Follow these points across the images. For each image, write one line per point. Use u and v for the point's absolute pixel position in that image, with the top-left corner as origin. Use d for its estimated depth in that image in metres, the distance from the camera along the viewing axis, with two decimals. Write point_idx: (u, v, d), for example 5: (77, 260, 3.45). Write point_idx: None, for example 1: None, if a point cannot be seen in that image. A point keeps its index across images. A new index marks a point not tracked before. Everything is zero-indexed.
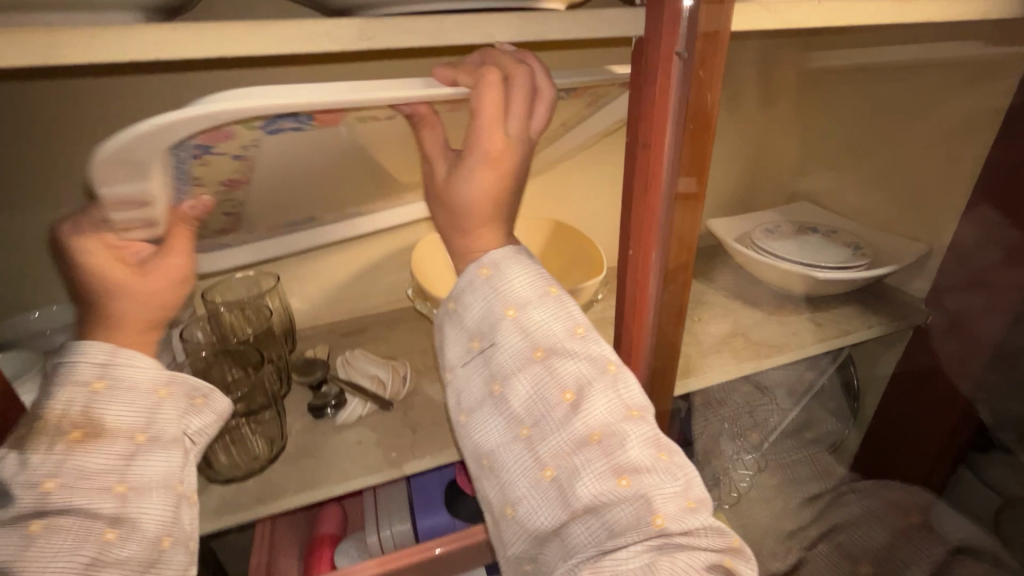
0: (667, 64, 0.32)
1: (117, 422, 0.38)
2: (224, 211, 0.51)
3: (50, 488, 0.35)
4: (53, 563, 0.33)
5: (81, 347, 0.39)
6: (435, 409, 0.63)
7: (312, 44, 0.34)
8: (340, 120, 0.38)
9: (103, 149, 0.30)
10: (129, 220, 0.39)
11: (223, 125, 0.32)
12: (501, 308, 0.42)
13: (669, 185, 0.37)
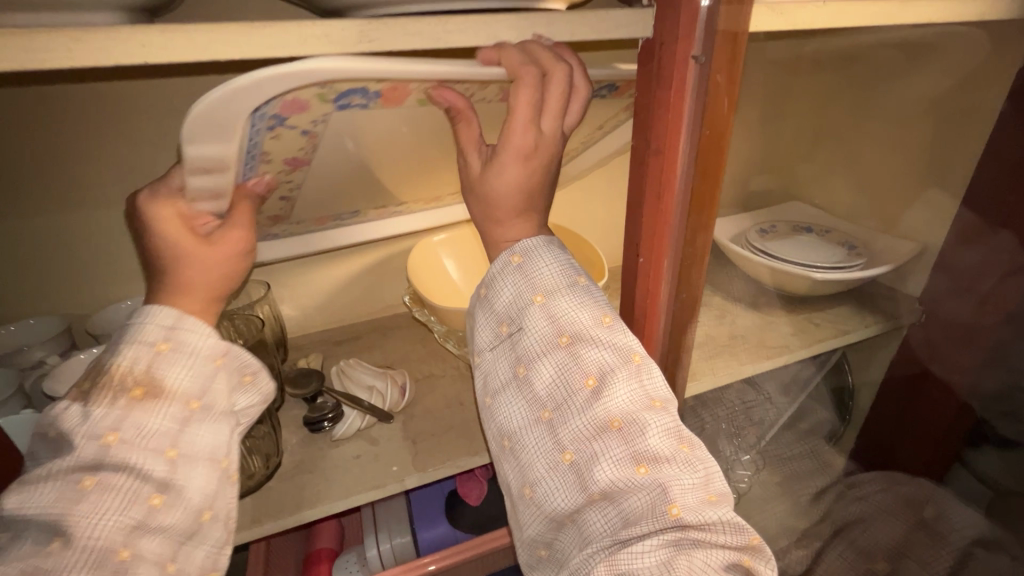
0: (683, 68, 0.32)
1: (174, 386, 0.39)
2: (283, 196, 0.50)
3: (111, 440, 0.36)
4: (102, 520, 0.35)
5: (152, 309, 0.41)
6: (435, 419, 0.61)
7: (310, 45, 0.33)
8: (405, 99, 0.38)
9: (195, 106, 0.29)
10: (202, 189, 0.39)
11: (301, 89, 0.31)
12: (531, 293, 0.43)
13: (683, 191, 0.36)
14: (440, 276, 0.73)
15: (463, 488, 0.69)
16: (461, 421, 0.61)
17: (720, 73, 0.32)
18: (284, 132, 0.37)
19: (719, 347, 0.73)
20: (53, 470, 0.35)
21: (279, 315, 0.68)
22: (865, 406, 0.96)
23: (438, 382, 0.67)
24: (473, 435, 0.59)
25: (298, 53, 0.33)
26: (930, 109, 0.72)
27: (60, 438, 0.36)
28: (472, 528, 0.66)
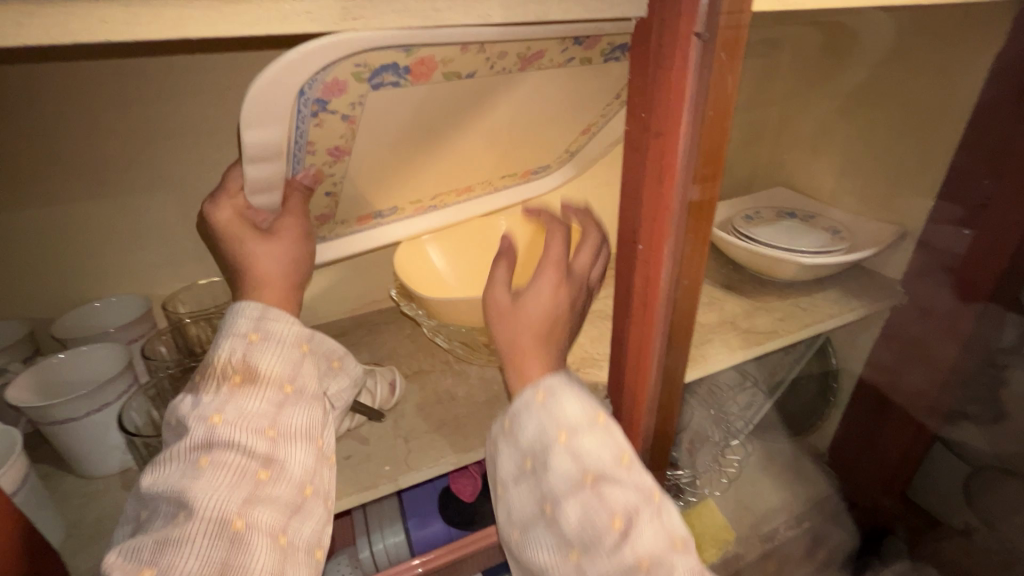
0: (684, 46, 0.30)
1: (269, 371, 0.43)
2: (329, 192, 0.52)
3: (217, 421, 0.40)
4: (216, 491, 0.37)
5: (240, 304, 0.45)
6: (428, 416, 0.60)
7: (292, 22, 0.31)
8: (432, 76, 0.41)
9: (252, 86, 0.35)
10: (257, 184, 0.44)
11: (340, 64, 0.36)
12: (554, 431, 0.43)
13: (685, 176, 0.35)
14: (428, 269, 0.71)
15: (457, 484, 0.68)
16: (454, 416, 0.60)
17: (726, 51, 0.31)
18: (326, 118, 0.41)
19: (710, 333, 0.73)
20: (176, 451, 0.39)
21: None
22: (849, 387, 0.97)
23: (429, 377, 0.66)
24: (467, 431, 0.58)
25: (280, 30, 0.31)
26: (907, 93, 0.73)
27: (181, 426, 0.41)
28: (466, 524, 0.65)
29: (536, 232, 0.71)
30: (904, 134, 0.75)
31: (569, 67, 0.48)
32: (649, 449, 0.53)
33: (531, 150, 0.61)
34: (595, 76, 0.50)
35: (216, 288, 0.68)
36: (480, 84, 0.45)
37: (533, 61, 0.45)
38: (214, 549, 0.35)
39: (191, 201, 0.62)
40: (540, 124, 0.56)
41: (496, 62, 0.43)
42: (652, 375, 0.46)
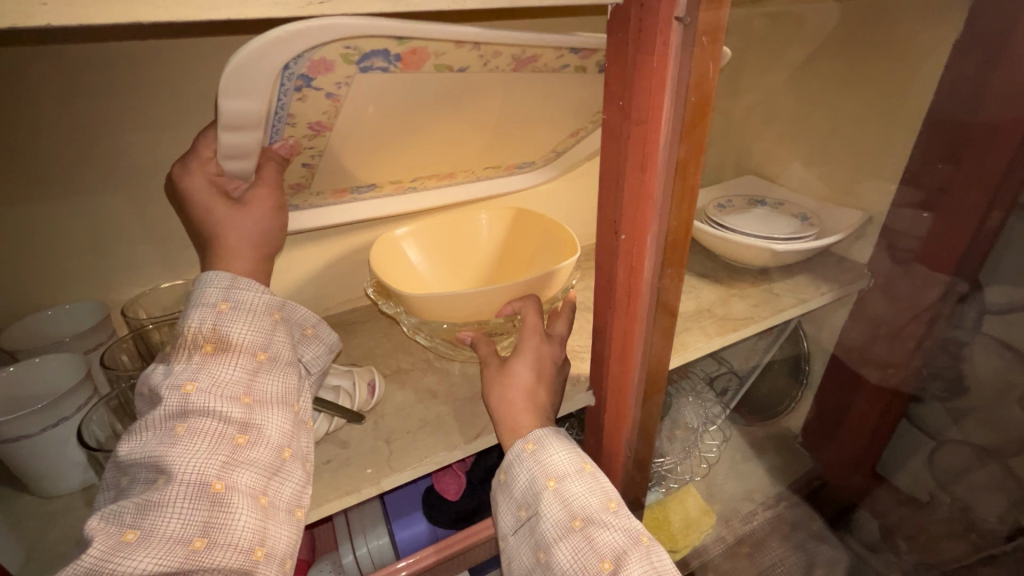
0: (665, 30, 0.30)
1: (241, 340, 0.42)
2: (307, 163, 0.53)
3: (190, 390, 0.39)
4: (194, 457, 0.37)
5: (208, 274, 0.44)
6: (409, 416, 0.59)
7: (252, 5, 0.29)
8: (422, 66, 0.42)
9: (232, 59, 0.33)
10: (231, 151, 0.43)
11: (329, 46, 0.36)
12: (543, 478, 0.48)
13: (667, 163, 0.34)
14: (404, 266, 0.70)
15: (441, 483, 0.67)
16: (436, 415, 0.59)
17: (708, 36, 0.30)
18: (310, 94, 0.41)
19: (688, 322, 0.74)
20: (150, 421, 0.39)
21: None
22: (820, 368, 1.00)
23: (408, 376, 0.64)
24: (450, 429, 0.57)
25: (240, 15, 0.29)
26: (871, 80, 0.75)
27: (154, 396, 0.40)
28: (452, 524, 0.64)
29: (521, 218, 0.73)
30: (868, 121, 0.77)
31: (565, 73, 0.51)
32: (634, 440, 0.53)
33: (513, 140, 0.63)
34: (571, 79, 0.53)
35: (179, 291, 0.65)
36: (471, 79, 0.46)
37: (526, 63, 0.47)
38: (196, 510, 0.36)
39: (148, 200, 0.59)
40: (524, 118, 0.58)
41: (489, 61, 0.44)
42: (635, 365, 0.46)
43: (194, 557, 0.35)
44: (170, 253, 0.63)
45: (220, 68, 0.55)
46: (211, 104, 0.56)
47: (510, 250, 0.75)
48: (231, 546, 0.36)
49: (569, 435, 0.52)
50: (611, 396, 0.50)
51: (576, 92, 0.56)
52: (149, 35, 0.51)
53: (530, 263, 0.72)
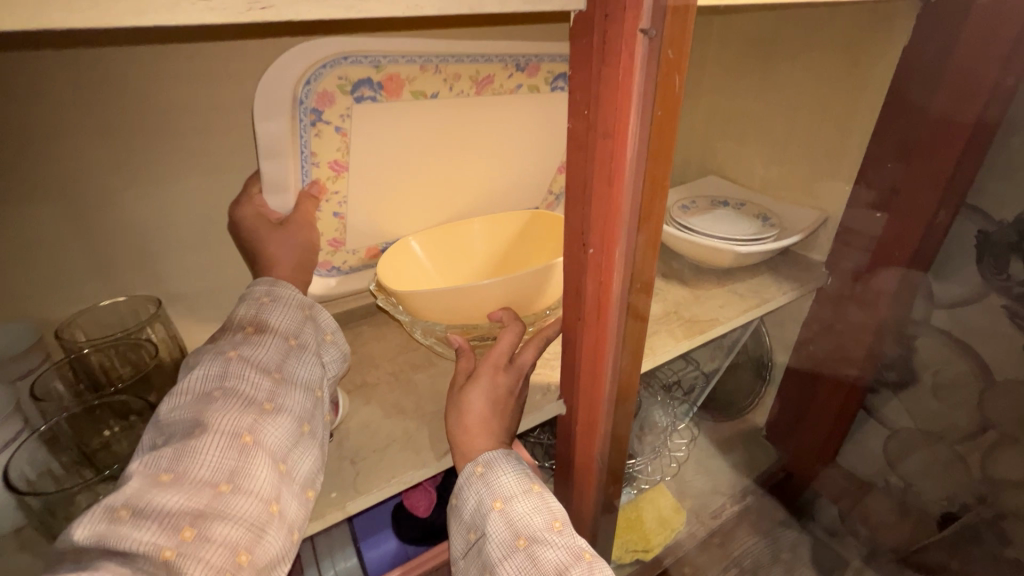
0: (631, 43, 0.29)
1: (277, 327, 0.48)
2: (338, 215, 0.63)
3: (232, 357, 0.44)
4: (228, 411, 0.40)
5: (255, 280, 0.52)
6: (374, 433, 0.56)
7: (188, 11, 0.26)
8: (402, 94, 0.57)
9: (262, 79, 0.50)
10: (272, 183, 0.56)
11: (327, 75, 0.53)
12: (490, 500, 0.48)
13: (635, 177, 0.33)
14: (413, 264, 0.71)
15: (411, 499, 0.65)
16: (404, 431, 0.57)
17: (674, 50, 0.30)
18: (323, 129, 0.55)
19: (656, 325, 0.74)
20: (192, 382, 0.42)
21: (176, 335, 0.59)
22: (782, 363, 1.01)
23: (374, 391, 0.62)
24: (419, 445, 0.55)
25: (171, 20, 0.26)
26: (822, 84, 0.77)
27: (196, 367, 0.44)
28: (422, 540, 0.63)
29: (535, 216, 0.75)
30: (820, 126, 0.79)
31: (522, 93, 0.65)
32: (605, 449, 0.53)
33: (502, 168, 0.71)
34: (529, 103, 0.66)
35: (124, 307, 0.60)
36: (446, 106, 0.60)
37: (485, 86, 0.62)
38: (226, 456, 0.38)
39: (83, 214, 0.54)
40: (506, 145, 0.69)
41: (454, 85, 0.59)
42: (606, 376, 0.45)
43: (219, 500, 0.37)
44: (109, 269, 0.58)
45: (163, 74, 0.52)
46: (157, 110, 0.53)
47: (515, 252, 0.76)
48: (250, 496, 0.38)
49: (519, 455, 0.52)
50: (582, 406, 0.49)
51: (539, 121, 0.69)
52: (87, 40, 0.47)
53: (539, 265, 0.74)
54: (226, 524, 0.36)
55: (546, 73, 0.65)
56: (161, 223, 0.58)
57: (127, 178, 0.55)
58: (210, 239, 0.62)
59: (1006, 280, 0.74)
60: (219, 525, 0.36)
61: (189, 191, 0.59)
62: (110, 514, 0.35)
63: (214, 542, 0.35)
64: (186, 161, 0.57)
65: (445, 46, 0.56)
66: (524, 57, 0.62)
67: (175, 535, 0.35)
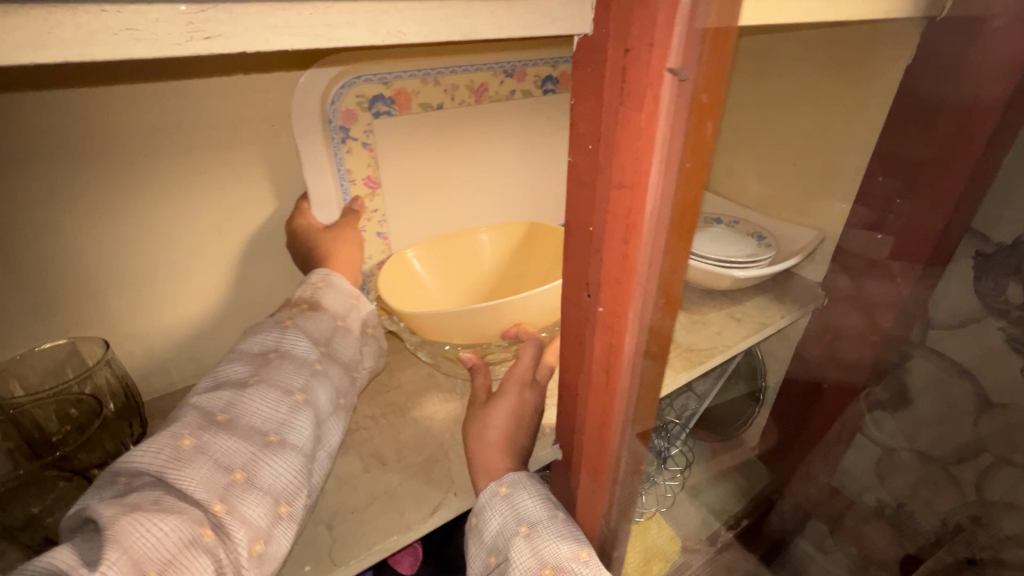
0: (656, 85, 0.24)
1: (330, 306, 0.54)
2: (380, 234, 0.67)
3: (289, 326, 0.49)
4: (284, 372, 0.45)
5: (313, 271, 0.57)
6: (351, 490, 0.51)
7: (106, 41, 0.21)
8: (411, 106, 0.63)
9: (295, 95, 0.56)
10: (319, 198, 0.61)
11: (347, 97, 0.58)
12: (515, 524, 0.45)
13: (656, 234, 0.29)
14: (411, 281, 0.68)
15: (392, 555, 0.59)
16: (386, 487, 0.51)
17: (707, 92, 0.25)
18: (352, 145, 0.61)
19: None
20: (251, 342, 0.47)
21: (126, 378, 0.53)
22: (775, 382, 0.98)
23: (352, 439, 0.57)
24: (403, 504, 0.50)
25: (83, 58, 0.20)
26: (812, 101, 0.75)
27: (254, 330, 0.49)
28: None
29: (529, 225, 0.74)
30: (813, 143, 0.77)
31: (516, 99, 0.70)
32: (611, 518, 0.47)
33: (505, 178, 0.75)
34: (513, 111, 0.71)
35: (64, 351, 0.55)
36: (450, 117, 0.66)
37: (482, 94, 0.67)
38: (278, 409, 0.43)
39: (18, 248, 0.49)
40: (508, 154, 0.73)
41: (454, 95, 0.65)
42: (613, 445, 0.40)
43: (268, 447, 0.41)
44: (48, 307, 0.53)
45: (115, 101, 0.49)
46: (116, 141, 0.50)
47: (516, 266, 0.75)
48: (294, 451, 0.42)
49: (542, 483, 0.49)
50: (583, 469, 0.44)
51: (535, 121, 0.74)
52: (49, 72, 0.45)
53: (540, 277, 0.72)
54: (272, 471, 0.40)
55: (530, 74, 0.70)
56: (110, 257, 0.54)
57: (76, 210, 0.50)
58: (169, 273, 0.58)
59: (1004, 302, 0.72)
60: (265, 471, 0.40)
61: (150, 224, 0.55)
62: (172, 443, 0.38)
63: (260, 486, 0.39)
64: (145, 194, 0.53)
65: (436, 55, 0.62)
66: (505, 57, 0.66)
67: (228, 474, 0.38)
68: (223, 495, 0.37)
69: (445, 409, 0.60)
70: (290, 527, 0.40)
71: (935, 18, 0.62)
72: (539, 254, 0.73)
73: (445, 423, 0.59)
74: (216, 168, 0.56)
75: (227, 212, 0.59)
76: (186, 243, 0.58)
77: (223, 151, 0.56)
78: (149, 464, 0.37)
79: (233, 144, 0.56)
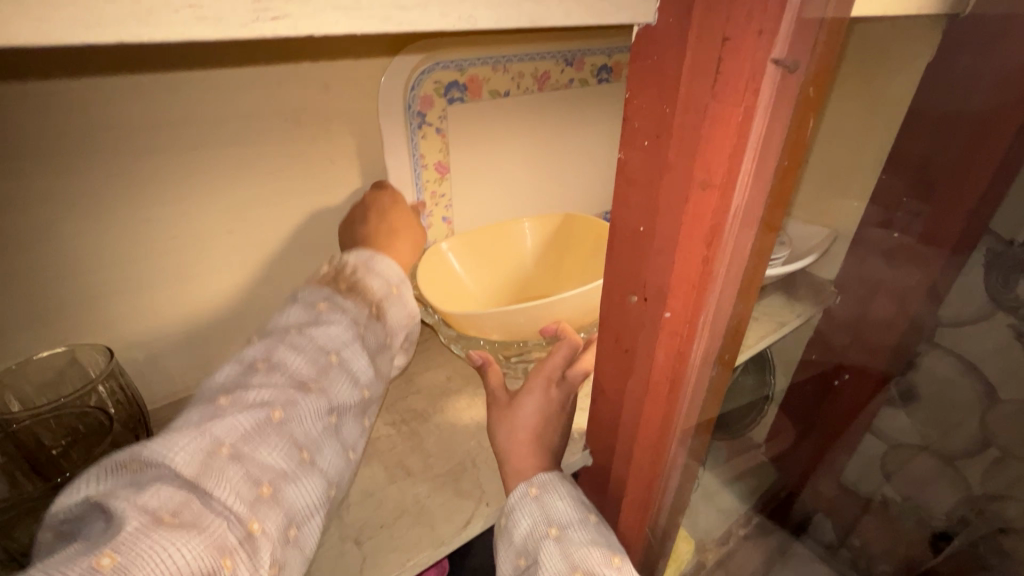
0: (756, 78, 0.24)
1: (391, 317, 0.51)
2: (445, 218, 0.73)
3: (359, 330, 0.47)
4: (332, 388, 0.43)
5: (377, 256, 0.53)
6: (378, 504, 0.49)
7: (166, 19, 0.18)
8: (481, 93, 0.67)
9: (382, 81, 0.59)
10: (399, 179, 0.65)
11: (426, 84, 0.62)
12: (545, 525, 0.42)
13: (733, 228, 0.29)
14: (450, 277, 0.71)
15: None
16: (414, 500, 0.49)
17: (812, 86, 0.27)
18: (427, 130, 0.65)
19: None
20: (314, 334, 0.44)
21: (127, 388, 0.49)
22: (782, 385, 0.97)
23: (375, 448, 0.54)
24: (433, 517, 0.47)
25: (144, 38, 0.18)
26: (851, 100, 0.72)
27: (314, 315, 0.46)
28: None
29: (564, 219, 0.77)
30: (840, 141, 0.75)
31: (573, 87, 0.75)
32: (657, 519, 0.47)
33: (540, 168, 0.78)
34: (548, 103, 0.73)
35: (63, 359, 0.51)
36: (516, 102, 0.70)
37: (545, 82, 0.71)
38: (316, 427, 0.41)
39: (10, 252, 0.46)
40: (547, 142, 0.77)
41: (519, 83, 0.69)
42: (671, 440, 0.40)
43: (298, 468, 0.39)
44: (47, 314, 0.50)
45: (116, 97, 0.46)
46: (114, 139, 0.47)
47: (553, 260, 0.77)
48: (319, 477, 0.40)
49: (574, 484, 0.47)
50: (630, 479, 0.43)
51: (590, 113, 0.78)
52: (51, 64, 0.43)
53: (572, 269, 0.75)
54: (297, 495, 0.38)
55: (587, 65, 0.74)
56: (112, 260, 0.51)
57: (75, 210, 0.48)
58: (173, 276, 0.55)
59: (1014, 300, 0.73)
60: (291, 492, 0.38)
61: (158, 222, 0.52)
62: (212, 443, 0.35)
63: (282, 509, 0.37)
64: (146, 192, 0.51)
65: (510, 46, 0.66)
66: (563, 45, 0.70)
67: (257, 489, 0.36)
68: (247, 518, 0.34)
69: (468, 414, 0.59)
70: (298, 552, 0.38)
71: (959, 16, 0.61)
72: (570, 250, 0.76)
73: (470, 431, 0.57)
74: (228, 165, 0.54)
75: (238, 212, 0.56)
76: (193, 242, 0.55)
77: (235, 145, 0.54)
78: (181, 462, 0.33)
79: (244, 138, 0.54)
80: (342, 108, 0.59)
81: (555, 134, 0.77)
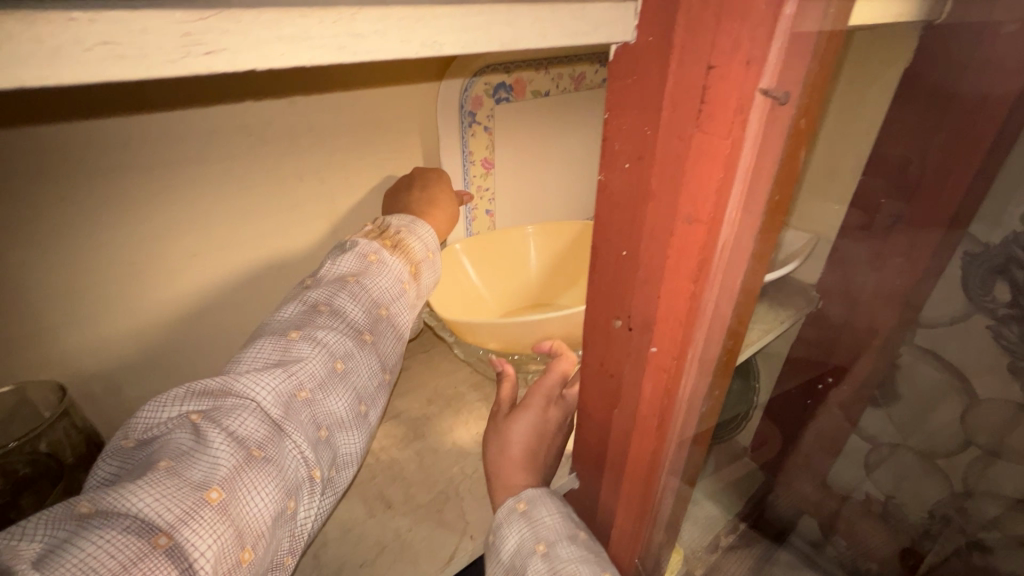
0: (746, 110, 0.22)
1: (425, 282, 0.54)
2: (488, 211, 0.76)
3: (406, 287, 0.50)
4: (384, 344, 0.46)
5: (417, 221, 0.55)
6: (356, 541, 0.46)
7: (72, 56, 0.15)
8: (525, 93, 0.70)
9: (443, 86, 0.63)
10: (454, 173, 0.69)
11: (479, 86, 0.66)
12: (533, 543, 0.40)
13: (722, 260, 0.27)
14: (466, 284, 0.71)
15: None
16: (396, 533, 0.47)
17: (802, 119, 0.25)
18: (476, 129, 0.69)
19: None
20: (374, 285, 0.46)
21: (89, 429, 0.47)
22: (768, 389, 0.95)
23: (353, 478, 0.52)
24: (416, 552, 0.45)
25: (48, 81, 0.15)
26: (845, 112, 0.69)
27: (372, 265, 0.48)
28: None
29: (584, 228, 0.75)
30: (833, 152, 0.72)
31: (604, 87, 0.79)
32: (649, 546, 0.46)
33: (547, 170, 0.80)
34: (566, 107, 0.75)
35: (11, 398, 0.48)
36: (556, 102, 0.74)
37: (581, 83, 0.75)
38: (372, 382, 0.44)
39: None
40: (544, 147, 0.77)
41: (559, 83, 0.73)
42: (661, 473, 0.39)
43: (353, 419, 0.41)
44: None
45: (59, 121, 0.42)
46: (59, 166, 0.43)
47: (563, 267, 0.77)
48: (365, 425, 0.43)
49: (562, 500, 0.45)
50: (619, 507, 0.41)
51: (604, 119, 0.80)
52: None
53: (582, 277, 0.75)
54: (345, 443, 0.41)
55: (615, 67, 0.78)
56: (72, 286, 0.47)
57: (23, 241, 0.44)
58: (141, 297, 0.52)
59: (992, 301, 0.74)
60: (342, 439, 0.40)
61: (115, 243, 0.49)
62: (294, 388, 0.37)
63: (332, 453, 0.39)
64: (100, 216, 0.47)
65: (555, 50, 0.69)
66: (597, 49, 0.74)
67: (318, 432, 0.38)
68: (313, 461, 0.37)
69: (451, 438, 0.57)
70: (337, 493, 0.41)
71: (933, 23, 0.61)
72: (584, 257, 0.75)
73: (453, 455, 0.55)
74: (191, 185, 0.51)
75: (202, 233, 0.54)
76: (156, 265, 0.52)
77: (201, 164, 0.51)
78: (268, 402, 0.35)
79: (206, 157, 0.51)
80: (309, 123, 0.56)
81: (548, 144, 0.77)
